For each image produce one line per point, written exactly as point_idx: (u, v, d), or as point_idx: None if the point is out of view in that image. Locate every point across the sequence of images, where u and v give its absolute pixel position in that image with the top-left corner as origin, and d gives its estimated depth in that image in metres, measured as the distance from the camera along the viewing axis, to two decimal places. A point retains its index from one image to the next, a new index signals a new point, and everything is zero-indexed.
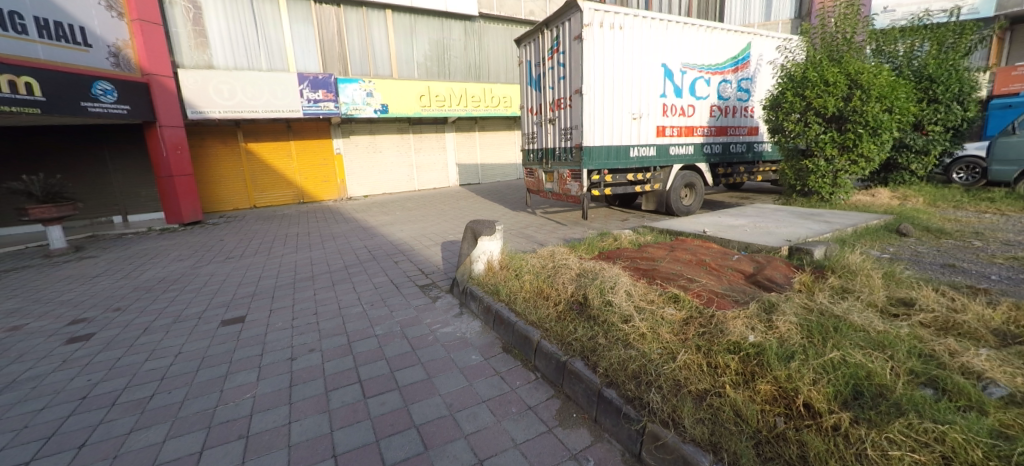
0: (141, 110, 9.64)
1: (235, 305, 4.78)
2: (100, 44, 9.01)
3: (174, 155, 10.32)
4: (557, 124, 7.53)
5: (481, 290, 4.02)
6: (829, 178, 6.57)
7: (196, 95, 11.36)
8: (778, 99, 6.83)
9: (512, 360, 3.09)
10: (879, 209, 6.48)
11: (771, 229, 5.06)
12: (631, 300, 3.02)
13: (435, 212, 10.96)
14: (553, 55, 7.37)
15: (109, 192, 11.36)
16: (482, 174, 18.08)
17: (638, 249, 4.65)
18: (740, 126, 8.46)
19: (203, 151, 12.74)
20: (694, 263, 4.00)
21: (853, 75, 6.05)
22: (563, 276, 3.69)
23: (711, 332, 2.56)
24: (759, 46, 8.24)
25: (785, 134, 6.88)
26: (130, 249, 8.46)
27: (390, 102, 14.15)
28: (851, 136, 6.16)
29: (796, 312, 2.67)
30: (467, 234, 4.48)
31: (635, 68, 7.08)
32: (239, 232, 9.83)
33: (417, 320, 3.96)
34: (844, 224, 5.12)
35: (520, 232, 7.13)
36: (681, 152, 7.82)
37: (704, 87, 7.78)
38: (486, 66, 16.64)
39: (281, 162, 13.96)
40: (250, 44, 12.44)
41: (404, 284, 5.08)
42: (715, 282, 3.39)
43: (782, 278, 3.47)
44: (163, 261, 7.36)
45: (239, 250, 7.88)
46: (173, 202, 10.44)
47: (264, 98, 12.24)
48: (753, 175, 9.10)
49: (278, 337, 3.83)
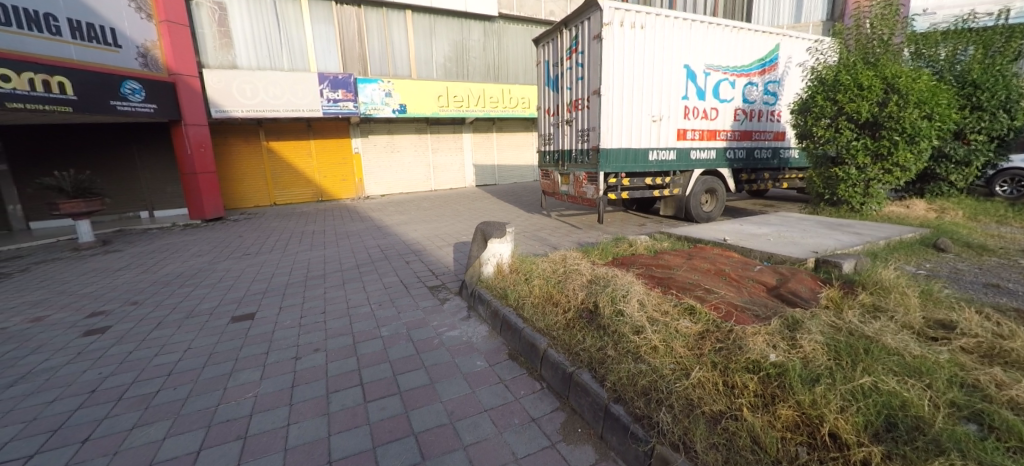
0: (167, 110, 9.90)
1: (247, 302, 4.83)
2: (129, 44, 9.30)
3: (198, 153, 10.57)
4: (574, 125, 7.40)
5: (489, 293, 3.92)
6: (861, 187, 6.26)
7: (220, 94, 11.65)
8: (807, 103, 6.58)
9: (518, 368, 2.99)
10: (914, 222, 6.14)
11: (795, 239, 4.83)
12: (644, 311, 2.87)
13: (450, 213, 10.96)
14: (572, 55, 7.24)
15: (137, 187, 11.74)
16: (499, 175, 18.03)
17: (654, 256, 4.49)
18: (766, 131, 8.16)
19: (226, 150, 13.08)
20: (712, 273, 3.82)
21: (890, 79, 5.73)
22: (574, 282, 3.57)
23: (729, 348, 2.40)
24: (787, 48, 7.92)
25: (814, 140, 6.58)
26: (154, 244, 8.71)
27: (409, 101, 14.23)
28: (885, 143, 5.82)
29: (824, 332, 2.48)
30: (477, 236, 4.39)
31: (656, 69, 6.89)
32: (258, 229, 10.01)
33: (424, 322, 3.90)
34: (875, 236, 4.85)
35: (534, 235, 7.04)
36: (702, 157, 7.57)
37: (729, 89, 7.52)
38: (506, 66, 16.60)
39: (301, 160, 14.20)
40: (273, 44, 12.67)
41: (414, 285, 5.03)
42: (734, 294, 3.22)
43: (808, 293, 3.27)
44: (183, 256, 7.53)
45: (256, 247, 8.00)
46: (196, 198, 10.70)
47: (285, 98, 12.45)
48: (778, 182, 8.78)
49: (284, 335, 3.84)
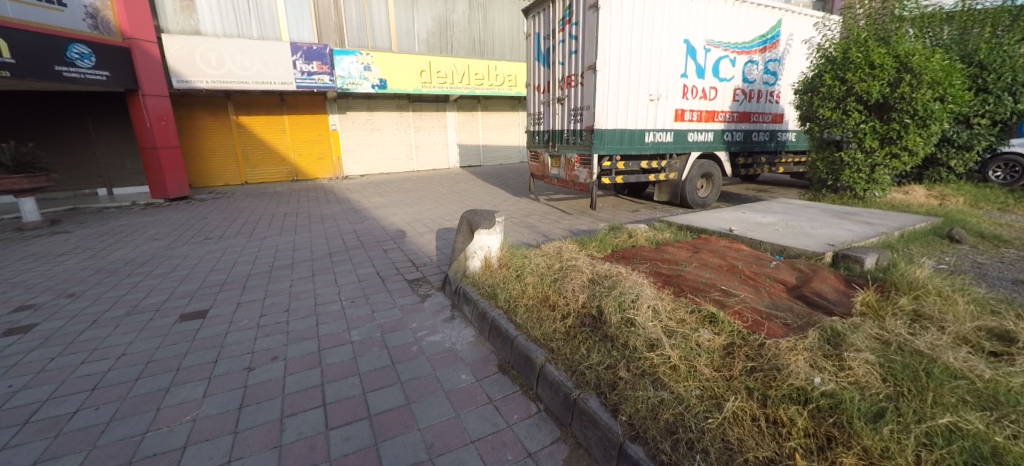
0: (122, 78, 8.92)
1: (200, 296, 4.23)
2: (76, 4, 8.17)
3: (158, 126, 9.63)
4: (566, 104, 6.87)
5: (475, 291, 3.47)
6: (865, 172, 5.92)
7: (181, 63, 10.60)
8: (813, 83, 6.17)
9: (511, 384, 2.55)
10: (919, 209, 5.84)
11: (806, 229, 4.47)
12: (658, 320, 2.45)
13: (433, 195, 10.36)
14: (565, 26, 6.65)
15: (90, 164, 10.74)
16: (483, 156, 17.35)
17: (657, 249, 4.08)
18: (765, 112, 7.78)
19: (192, 125, 12.09)
20: (724, 269, 3.44)
21: (904, 58, 5.35)
22: (573, 280, 3.12)
23: (766, 371, 2.02)
24: (790, 24, 7.49)
25: (818, 122, 6.20)
26: (108, 225, 7.88)
27: (389, 77, 13.37)
28: (895, 126, 5.47)
29: (872, 349, 2.12)
30: (463, 225, 3.89)
31: (654, 45, 6.38)
32: (225, 210, 9.24)
33: (401, 325, 3.41)
34: (888, 225, 4.56)
35: (522, 222, 6.59)
36: (700, 139, 7.15)
37: (729, 67, 7.06)
38: (492, 42, 15.79)
39: (274, 136, 13.28)
40: (239, 10, 11.58)
41: (392, 278, 4.50)
42: (754, 297, 2.85)
43: (835, 295, 2.94)
44: (138, 239, 6.78)
45: (221, 230, 7.31)
46: (158, 175, 9.80)
47: (254, 69, 11.44)
48: (774, 167, 8.41)
49: (239, 339, 3.30)
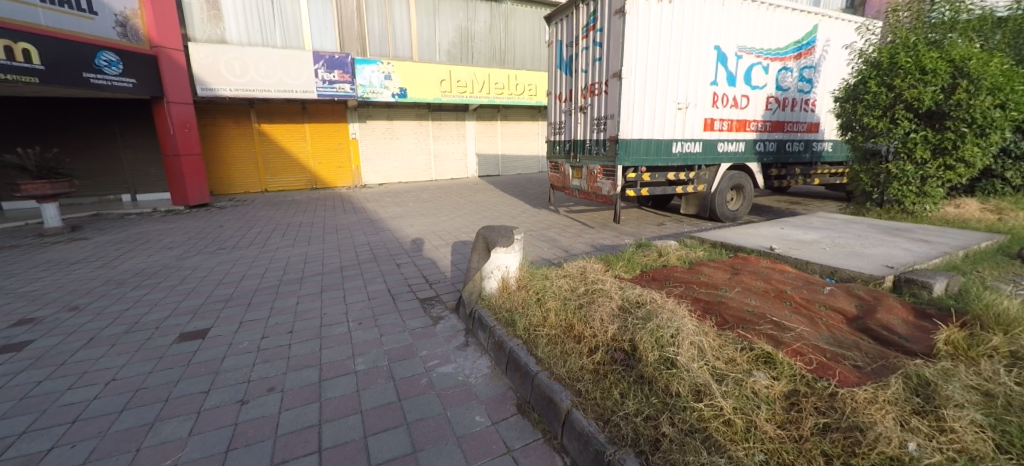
0: (148, 85, 9.06)
1: (202, 314, 4.04)
2: (106, 12, 8.37)
3: (181, 134, 9.70)
4: (589, 113, 6.59)
5: (492, 317, 3.18)
6: (915, 185, 5.42)
7: (206, 70, 10.72)
8: (856, 90, 5.72)
9: (531, 430, 2.24)
10: (978, 225, 5.29)
11: (856, 248, 4.05)
12: (704, 360, 2.11)
13: (450, 206, 10.15)
14: (588, 33, 6.40)
15: (116, 170, 10.95)
16: (501, 166, 17.16)
17: (691, 270, 3.72)
18: (799, 122, 7.33)
19: (215, 131, 12.27)
20: (770, 295, 3.06)
21: (959, 63, 4.89)
22: (600, 307, 2.79)
23: (846, 432, 1.66)
24: (827, 30, 7.06)
25: (862, 132, 5.74)
26: (126, 232, 7.90)
27: (409, 85, 13.34)
28: (950, 136, 4.98)
29: (973, 404, 1.74)
30: (478, 243, 3.59)
31: (682, 52, 6.06)
32: (242, 219, 9.20)
33: (410, 352, 3.13)
34: (949, 244, 4.09)
35: (541, 235, 6.30)
36: (730, 149, 6.75)
37: (761, 75, 6.68)
38: (512, 51, 15.70)
39: (295, 144, 13.37)
40: (264, 19, 11.75)
41: (403, 297, 4.24)
42: (811, 330, 2.48)
43: (906, 329, 2.54)
44: (152, 249, 6.72)
45: (235, 240, 7.21)
46: (179, 182, 9.85)
47: (277, 77, 11.50)
48: (809, 178, 7.91)
49: (235, 366, 3.06)
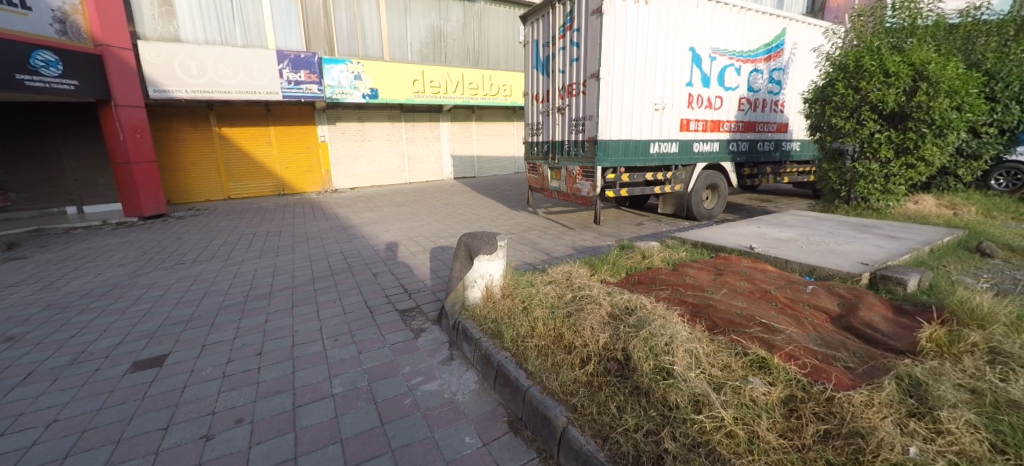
0: (93, 87, 8.39)
1: (160, 338, 3.74)
2: (42, 7, 7.72)
3: (133, 140, 9.07)
4: (567, 114, 6.55)
5: (478, 328, 3.05)
6: (880, 183, 5.65)
7: (159, 71, 10.04)
8: (825, 92, 5.91)
9: (525, 449, 2.13)
10: (937, 220, 5.56)
11: (830, 246, 4.15)
12: (700, 369, 2.05)
13: (426, 209, 9.93)
14: (565, 33, 6.36)
15: (60, 180, 10.14)
16: (477, 168, 17.00)
17: (675, 272, 3.70)
18: (770, 122, 7.53)
19: (172, 137, 11.59)
20: (755, 295, 3.07)
21: (920, 67, 5.11)
22: (589, 315, 2.71)
23: (848, 439, 1.63)
24: (794, 33, 7.28)
25: (830, 132, 5.94)
26: (73, 247, 7.30)
27: (380, 86, 12.99)
28: (912, 136, 5.22)
29: (965, 403, 1.74)
30: (460, 250, 3.45)
31: (658, 53, 6.09)
32: (203, 229, 8.69)
33: (391, 370, 2.97)
34: (914, 239, 4.26)
35: (522, 238, 6.22)
36: (705, 149, 6.86)
37: (734, 76, 6.81)
38: (485, 51, 15.55)
39: (260, 148, 12.79)
40: (223, 16, 11.17)
41: (381, 309, 4.05)
42: (799, 331, 2.48)
43: (888, 326, 2.58)
44: (102, 265, 6.21)
45: (196, 252, 6.78)
46: (131, 192, 9.19)
47: (238, 78, 10.95)
48: (779, 177, 8.15)
49: (198, 396, 2.82)
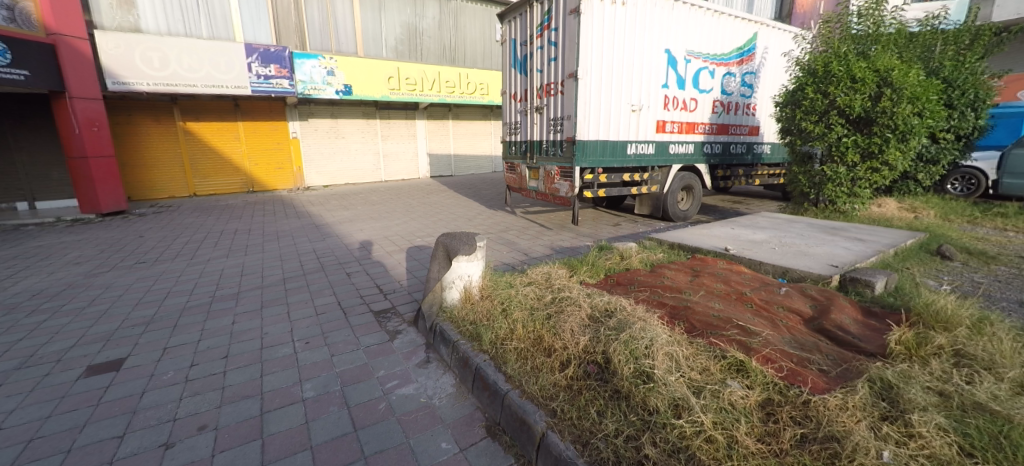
0: (45, 77, 7.82)
1: (118, 341, 3.45)
2: None
3: (89, 134, 8.53)
4: (545, 113, 6.52)
5: (455, 330, 2.98)
6: (847, 186, 5.87)
7: (118, 63, 9.54)
8: (795, 96, 6.09)
9: (503, 455, 2.08)
10: (900, 223, 5.82)
11: (802, 248, 4.27)
12: (679, 372, 2.06)
13: (402, 208, 9.73)
14: (543, 32, 6.32)
15: (9, 174, 9.40)
16: (455, 166, 16.83)
17: (653, 273, 3.72)
18: (742, 124, 7.71)
19: (133, 132, 11.02)
20: (731, 297, 3.12)
21: (884, 73, 5.31)
22: (570, 317, 2.68)
23: (824, 442, 1.64)
24: (765, 38, 7.48)
25: (800, 135, 6.11)
26: (22, 246, 6.77)
27: (355, 82, 12.67)
28: (877, 141, 5.43)
29: (934, 405, 1.80)
30: (439, 250, 3.36)
31: (635, 54, 6.14)
32: (166, 227, 8.24)
33: (365, 373, 2.86)
34: (880, 242, 4.43)
35: (500, 238, 6.16)
36: (680, 151, 6.97)
37: (708, 79, 6.94)
38: (462, 49, 15.39)
39: (227, 144, 12.26)
40: (187, 7, 10.64)
41: (356, 310, 3.91)
42: (774, 334, 2.52)
43: (858, 329, 2.67)
44: (54, 265, 5.75)
45: (158, 251, 6.40)
46: (87, 188, 8.64)
47: (204, 71, 10.46)
48: (751, 179, 8.36)
49: (158, 402, 2.62)
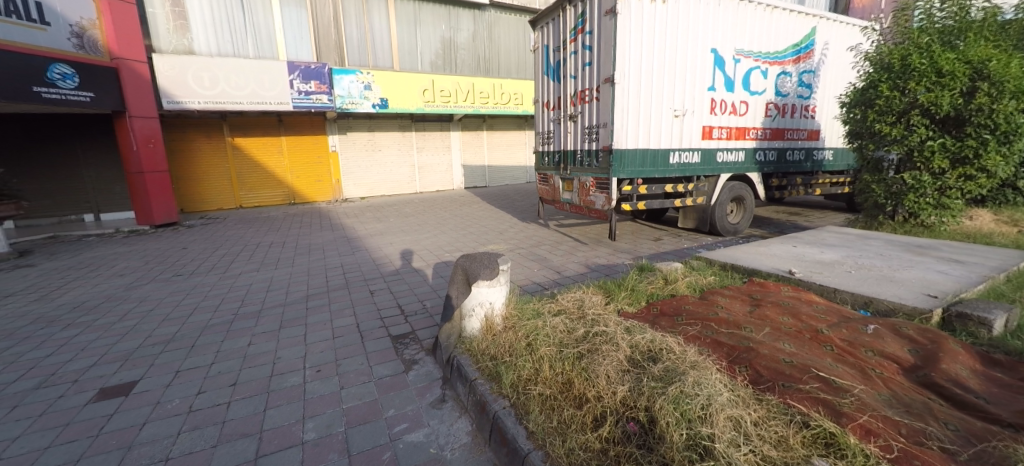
0: (108, 99, 8.32)
1: (137, 360, 3.25)
2: (60, 22, 7.66)
3: (146, 150, 9.00)
4: (580, 121, 6.13)
5: (473, 366, 2.63)
6: (934, 196, 5.04)
7: (171, 83, 10.07)
8: (866, 94, 5.35)
9: None
10: (1004, 240, 4.91)
11: (885, 272, 3.61)
12: (749, 446, 1.60)
13: (434, 220, 9.59)
14: (577, 36, 5.96)
15: (78, 189, 10.09)
16: (489, 177, 16.70)
17: (703, 301, 3.21)
18: (800, 129, 6.97)
19: (187, 148, 11.64)
20: (804, 336, 2.57)
21: (979, 65, 4.52)
22: (605, 359, 2.26)
23: None
24: (826, 33, 6.74)
25: (873, 139, 5.37)
26: (79, 257, 7.10)
27: (390, 96, 12.82)
28: (972, 144, 4.62)
29: None
30: (458, 274, 3.05)
31: (679, 55, 5.66)
32: (209, 239, 8.49)
33: (373, 412, 2.53)
34: (985, 265, 3.69)
35: (531, 254, 5.79)
36: (729, 159, 6.34)
37: (761, 80, 6.31)
38: (497, 60, 15.31)
39: (271, 159, 12.72)
40: (236, 29, 11.19)
41: (373, 335, 3.63)
42: (870, 393, 1.99)
43: (980, 387, 2.10)
44: (103, 275, 5.91)
45: (197, 263, 6.51)
46: (143, 202, 9.11)
47: (249, 89, 10.87)
48: (811, 188, 7.53)
49: (157, 436, 2.36)
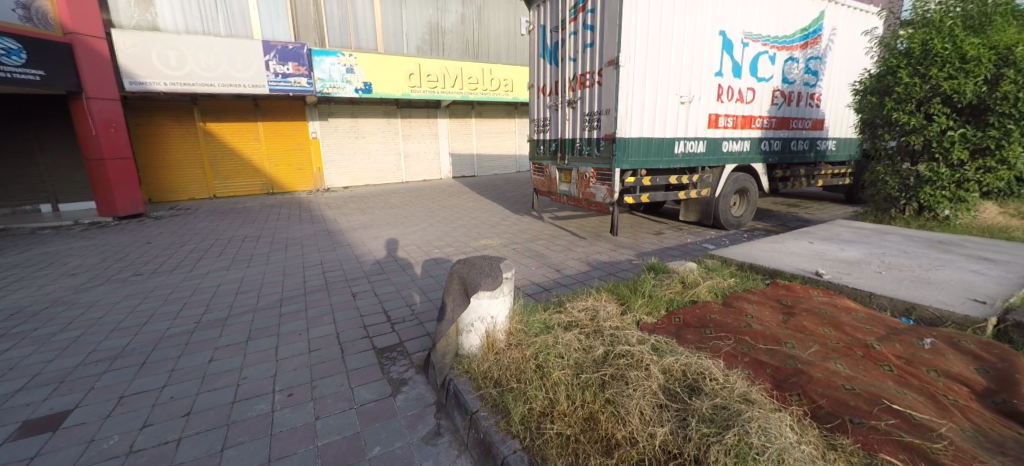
0: (61, 78, 7.49)
1: (73, 384, 2.74)
2: None
3: (106, 136, 8.20)
4: (579, 107, 5.71)
5: (474, 394, 2.23)
6: (951, 189, 4.79)
7: (134, 62, 9.23)
8: (882, 81, 5.06)
9: None
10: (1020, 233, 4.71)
11: (917, 272, 3.32)
12: None
13: (420, 212, 9.09)
14: (578, 15, 5.49)
15: (31, 177, 9.24)
16: (477, 166, 16.17)
17: (729, 309, 2.86)
18: (805, 118, 6.69)
19: (153, 134, 10.80)
20: (857, 355, 2.22)
21: (1005, 51, 4.26)
22: (633, 389, 1.87)
23: None
24: (833, 17, 6.41)
25: (888, 129, 5.09)
26: (28, 253, 6.40)
27: (374, 80, 12.12)
28: (996, 133, 4.36)
29: None
30: (453, 284, 2.59)
31: (686, 37, 5.26)
32: (177, 232, 7.84)
33: (355, 452, 2.11)
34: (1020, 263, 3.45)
35: (529, 249, 5.39)
36: (734, 149, 6.02)
37: (767, 66, 5.97)
38: (486, 44, 14.71)
39: (247, 145, 11.94)
40: (205, 3, 10.33)
41: (355, 348, 3.19)
42: (958, 431, 1.64)
43: None
44: (52, 274, 5.28)
45: (160, 260, 5.91)
46: (105, 191, 8.33)
47: (221, 70, 10.09)
48: (813, 180, 7.27)
49: None
